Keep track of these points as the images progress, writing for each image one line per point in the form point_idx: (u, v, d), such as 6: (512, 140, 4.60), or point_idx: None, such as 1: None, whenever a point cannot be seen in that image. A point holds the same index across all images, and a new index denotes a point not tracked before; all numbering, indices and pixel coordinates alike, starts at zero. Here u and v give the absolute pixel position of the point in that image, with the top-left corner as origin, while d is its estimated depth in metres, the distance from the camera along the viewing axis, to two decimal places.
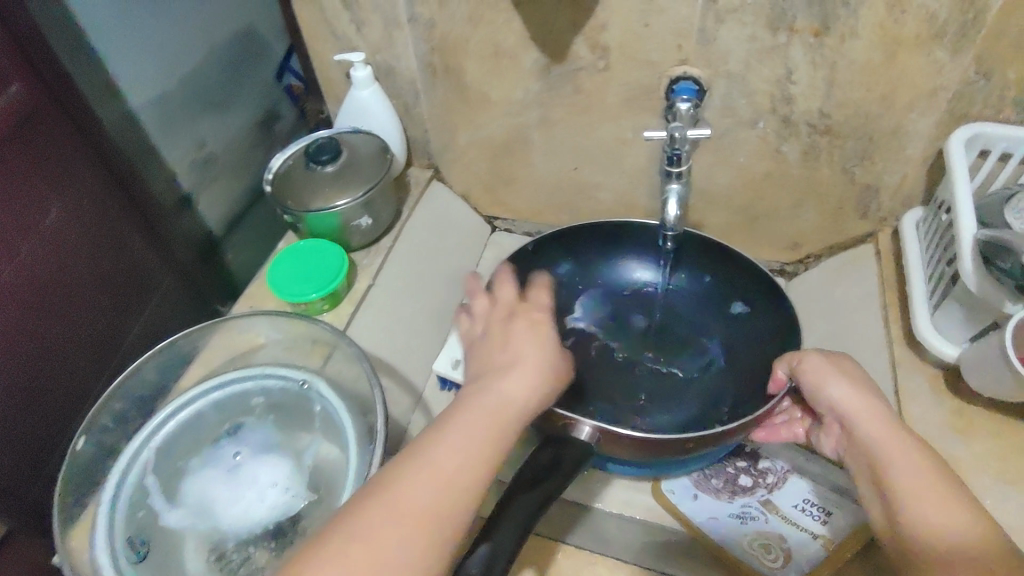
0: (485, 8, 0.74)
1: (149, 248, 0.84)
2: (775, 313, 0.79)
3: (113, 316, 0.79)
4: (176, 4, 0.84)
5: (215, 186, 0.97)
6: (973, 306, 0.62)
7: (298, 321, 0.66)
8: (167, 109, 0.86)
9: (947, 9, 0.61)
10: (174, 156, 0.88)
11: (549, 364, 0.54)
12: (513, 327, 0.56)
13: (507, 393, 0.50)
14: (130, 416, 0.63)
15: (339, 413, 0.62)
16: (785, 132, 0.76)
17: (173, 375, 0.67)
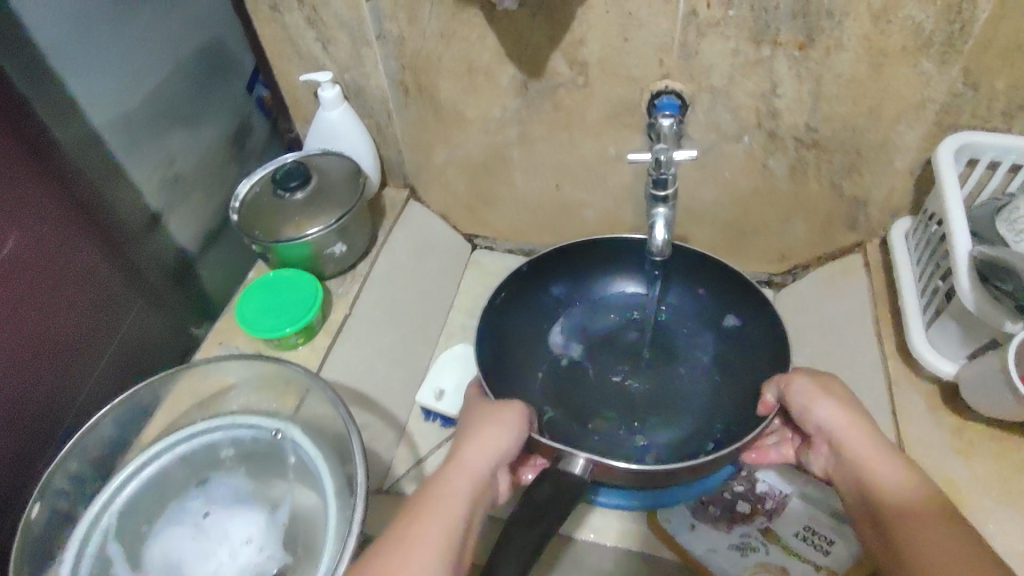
0: (457, 23, 0.70)
1: (116, 274, 0.79)
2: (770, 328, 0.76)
3: (76, 353, 0.74)
4: (137, 16, 0.80)
5: (188, 205, 0.91)
6: (972, 323, 0.61)
7: (269, 364, 0.62)
8: (135, 126, 0.81)
9: (933, 20, 0.60)
10: (141, 174, 0.83)
11: (514, 422, 0.58)
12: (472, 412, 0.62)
13: (469, 463, 0.55)
14: (86, 475, 0.60)
15: (316, 461, 0.59)
16: (771, 147, 0.74)
17: (133, 428, 0.63)
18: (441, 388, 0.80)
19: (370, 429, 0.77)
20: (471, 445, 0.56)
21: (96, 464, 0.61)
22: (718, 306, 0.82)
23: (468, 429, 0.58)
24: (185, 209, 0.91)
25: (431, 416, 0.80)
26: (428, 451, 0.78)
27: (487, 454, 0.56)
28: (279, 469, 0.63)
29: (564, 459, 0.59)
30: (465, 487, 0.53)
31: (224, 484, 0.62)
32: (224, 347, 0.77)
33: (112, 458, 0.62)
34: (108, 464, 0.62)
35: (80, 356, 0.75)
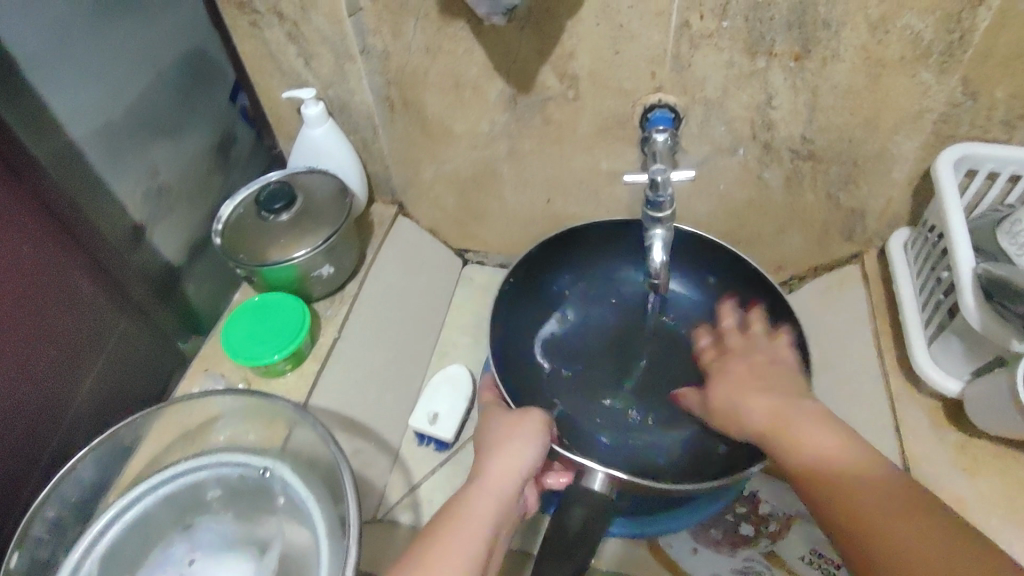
0: (443, 37, 0.68)
1: (98, 291, 0.77)
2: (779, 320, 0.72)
3: (58, 370, 0.73)
4: (117, 26, 0.78)
5: (173, 217, 0.89)
6: (977, 342, 0.59)
7: (255, 398, 0.60)
8: (114, 138, 0.79)
9: (932, 30, 0.58)
10: (124, 188, 0.80)
11: (531, 432, 0.58)
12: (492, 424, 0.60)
13: (494, 476, 0.54)
14: (65, 521, 0.59)
15: (306, 501, 0.58)
16: (766, 158, 0.72)
17: (113, 471, 0.62)
18: (433, 412, 0.78)
19: (361, 455, 0.75)
20: (493, 462, 0.55)
21: (75, 508, 0.59)
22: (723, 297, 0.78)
23: (489, 444, 0.58)
24: (169, 222, 0.89)
25: (425, 440, 0.79)
26: (422, 478, 0.77)
27: (510, 468, 0.54)
28: (268, 505, 0.61)
29: (583, 474, 0.57)
30: (489, 505, 0.52)
31: (210, 531, 0.62)
32: (209, 374, 0.75)
33: (93, 501, 0.61)
34: (87, 509, 0.60)
35: (63, 378, 0.74)
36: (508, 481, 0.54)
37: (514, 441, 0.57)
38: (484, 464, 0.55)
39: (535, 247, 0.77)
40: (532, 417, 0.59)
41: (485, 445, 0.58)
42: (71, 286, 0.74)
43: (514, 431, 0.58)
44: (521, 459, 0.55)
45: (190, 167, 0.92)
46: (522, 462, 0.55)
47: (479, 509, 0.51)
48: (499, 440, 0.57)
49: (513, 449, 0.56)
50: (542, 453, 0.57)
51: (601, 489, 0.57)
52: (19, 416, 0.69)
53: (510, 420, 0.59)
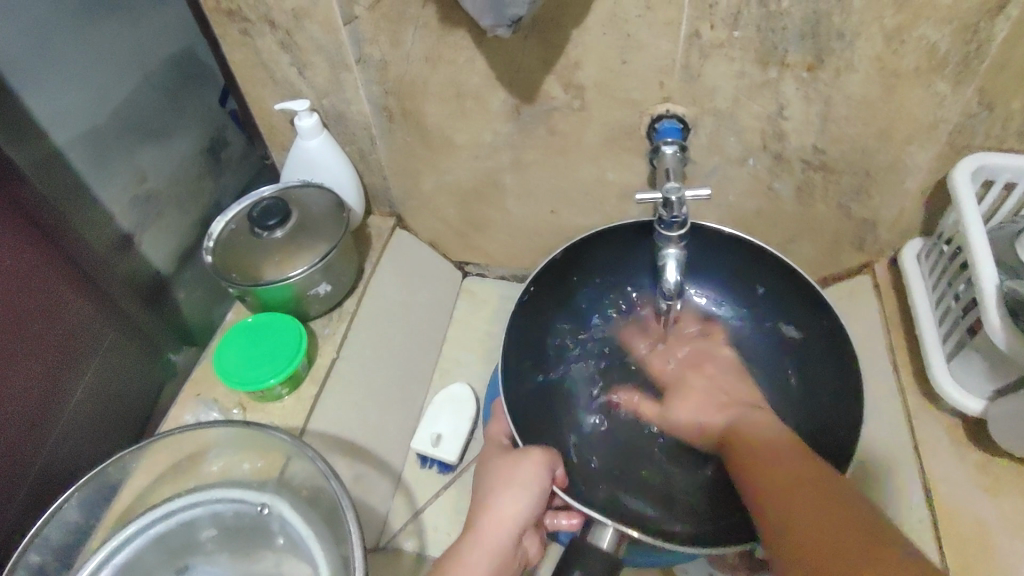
0: (443, 47, 0.65)
1: (87, 299, 0.77)
2: (835, 347, 0.65)
3: (49, 381, 0.72)
4: (100, 35, 0.81)
5: (161, 223, 0.91)
6: (1000, 360, 0.59)
7: (249, 430, 0.58)
8: (99, 143, 0.82)
9: (949, 40, 0.56)
10: (111, 193, 0.83)
11: (532, 476, 0.55)
12: (493, 463, 0.59)
13: (488, 527, 0.54)
14: (48, 567, 0.56)
15: (308, 540, 0.56)
16: (777, 169, 0.71)
17: (99, 511, 0.59)
18: (437, 434, 0.77)
19: (362, 481, 0.72)
20: (489, 512, 0.55)
21: (60, 553, 0.57)
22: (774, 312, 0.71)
23: (487, 486, 0.57)
24: (158, 228, 0.91)
25: (428, 463, 0.77)
26: (426, 502, 0.75)
27: (503, 519, 0.54)
28: (266, 541, 0.59)
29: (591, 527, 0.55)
30: (483, 559, 0.53)
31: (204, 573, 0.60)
32: (201, 400, 0.72)
33: (78, 546, 0.58)
34: (73, 554, 0.57)
35: (51, 396, 0.72)
36: (502, 534, 0.54)
37: (511, 489, 0.55)
38: (479, 516, 0.55)
39: (561, 251, 0.69)
40: (531, 459, 0.56)
41: (483, 489, 0.57)
42: (56, 299, 0.72)
43: (511, 478, 0.56)
44: (516, 511, 0.54)
45: (179, 171, 0.94)
46: (516, 511, 0.55)
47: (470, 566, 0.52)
48: (495, 485, 0.56)
49: (510, 499, 0.55)
50: (540, 499, 0.55)
51: (609, 548, 0.53)
52: (16, 430, 0.68)
53: (505, 464, 0.57)
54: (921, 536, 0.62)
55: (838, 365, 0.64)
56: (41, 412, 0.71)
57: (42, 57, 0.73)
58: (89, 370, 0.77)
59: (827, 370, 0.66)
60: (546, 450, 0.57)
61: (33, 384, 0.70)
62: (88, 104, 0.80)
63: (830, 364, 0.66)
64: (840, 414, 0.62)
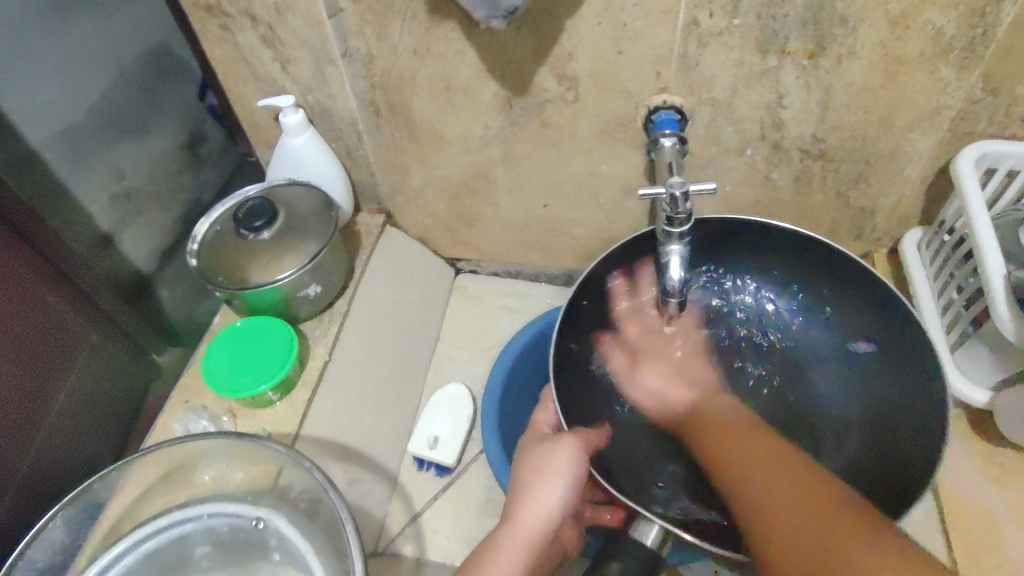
0: (431, 39, 0.63)
1: (69, 303, 0.74)
2: (914, 354, 0.58)
3: (35, 391, 0.69)
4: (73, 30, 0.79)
5: (141, 222, 0.90)
6: (1009, 352, 0.58)
7: (243, 442, 0.56)
8: (76, 142, 0.79)
9: (955, 25, 0.55)
10: (87, 191, 0.81)
11: (566, 466, 0.53)
12: (524, 453, 0.56)
13: (530, 511, 0.51)
14: None
15: (306, 554, 0.55)
16: (775, 159, 0.69)
17: (85, 530, 0.57)
18: (434, 436, 0.76)
19: (358, 484, 0.71)
20: (522, 505, 0.52)
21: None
22: (839, 320, 0.64)
23: (518, 479, 0.54)
24: (137, 228, 0.89)
25: (425, 465, 0.76)
26: (424, 505, 0.74)
27: (538, 513, 0.51)
28: (262, 555, 0.58)
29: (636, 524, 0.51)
30: (521, 552, 0.50)
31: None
32: (190, 407, 0.70)
33: (65, 567, 0.56)
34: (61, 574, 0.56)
35: (37, 401, 0.69)
36: (536, 528, 0.51)
37: (546, 478, 0.52)
38: (515, 502, 0.52)
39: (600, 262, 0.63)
40: (559, 446, 0.53)
41: (515, 480, 0.54)
42: (36, 301, 0.70)
43: (544, 466, 0.53)
44: (550, 504, 0.52)
45: (157, 167, 0.93)
46: (551, 503, 0.52)
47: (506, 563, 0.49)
48: (529, 476, 0.53)
49: (541, 488, 0.52)
50: (576, 488, 0.53)
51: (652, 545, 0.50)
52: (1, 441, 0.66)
53: (538, 452, 0.54)
54: (928, 528, 0.61)
55: (915, 376, 0.57)
56: (26, 420, 0.68)
57: (7, 58, 0.70)
58: (72, 374, 0.74)
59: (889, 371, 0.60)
60: (579, 440, 0.55)
61: (13, 392, 0.67)
62: (64, 100, 0.78)
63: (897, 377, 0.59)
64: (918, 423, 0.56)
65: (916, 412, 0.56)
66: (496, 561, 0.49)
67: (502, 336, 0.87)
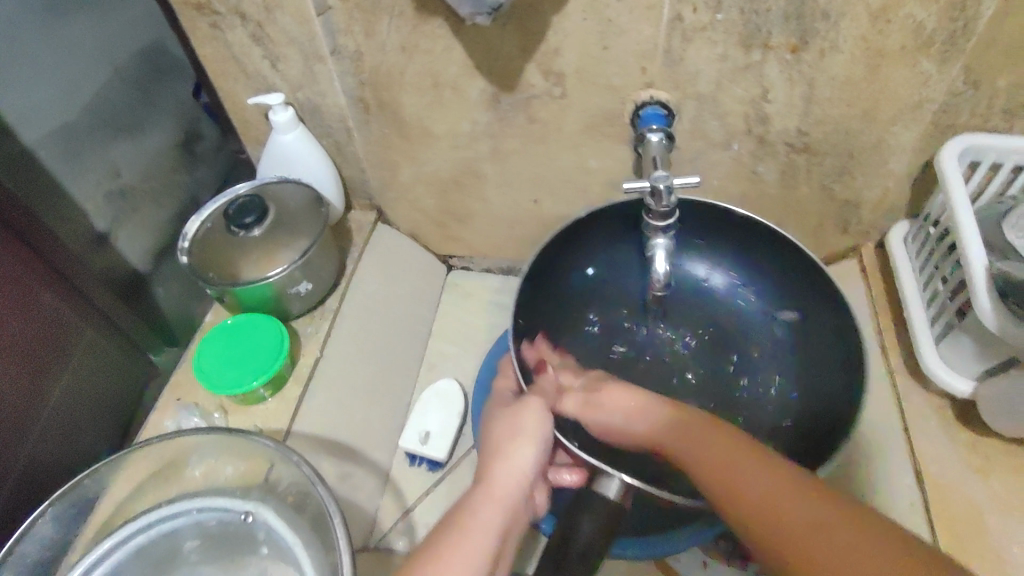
0: (419, 36, 0.63)
1: (64, 303, 0.75)
2: (833, 320, 0.64)
3: (29, 390, 0.70)
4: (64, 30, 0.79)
5: (136, 220, 0.90)
6: (991, 341, 0.58)
7: (233, 437, 0.57)
8: (70, 141, 0.79)
9: (936, 18, 0.55)
10: (81, 191, 0.81)
11: (535, 427, 0.53)
12: (494, 418, 0.56)
13: (502, 473, 0.51)
14: None
15: (295, 548, 0.55)
16: (761, 153, 0.70)
17: (77, 525, 0.58)
18: (425, 431, 0.76)
19: (350, 479, 0.72)
20: (495, 466, 0.51)
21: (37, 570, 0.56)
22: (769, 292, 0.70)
23: (490, 443, 0.53)
24: (132, 227, 0.89)
25: (417, 461, 0.77)
26: (416, 499, 0.74)
27: (512, 474, 0.51)
28: (251, 550, 0.58)
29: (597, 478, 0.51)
30: (497, 513, 0.49)
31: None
32: (183, 404, 0.70)
33: (56, 561, 0.57)
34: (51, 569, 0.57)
35: (27, 400, 0.70)
36: (511, 488, 0.50)
37: (519, 441, 0.52)
38: (488, 465, 0.52)
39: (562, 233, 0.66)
40: (530, 408, 0.54)
41: (485, 446, 0.54)
42: (27, 301, 0.70)
43: (516, 428, 0.53)
44: (523, 463, 0.51)
45: (152, 167, 0.93)
46: (524, 463, 0.52)
47: (482, 523, 0.48)
48: (501, 440, 0.53)
49: (513, 449, 0.52)
50: (545, 452, 0.53)
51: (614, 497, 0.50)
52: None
53: (507, 415, 0.54)
54: (913, 518, 0.62)
55: (836, 340, 0.64)
56: (18, 420, 0.68)
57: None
58: (67, 373, 0.75)
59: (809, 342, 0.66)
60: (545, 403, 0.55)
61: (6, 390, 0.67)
62: (57, 101, 0.78)
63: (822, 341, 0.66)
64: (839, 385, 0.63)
65: (838, 372, 0.63)
66: (471, 523, 0.48)
67: (493, 332, 0.87)
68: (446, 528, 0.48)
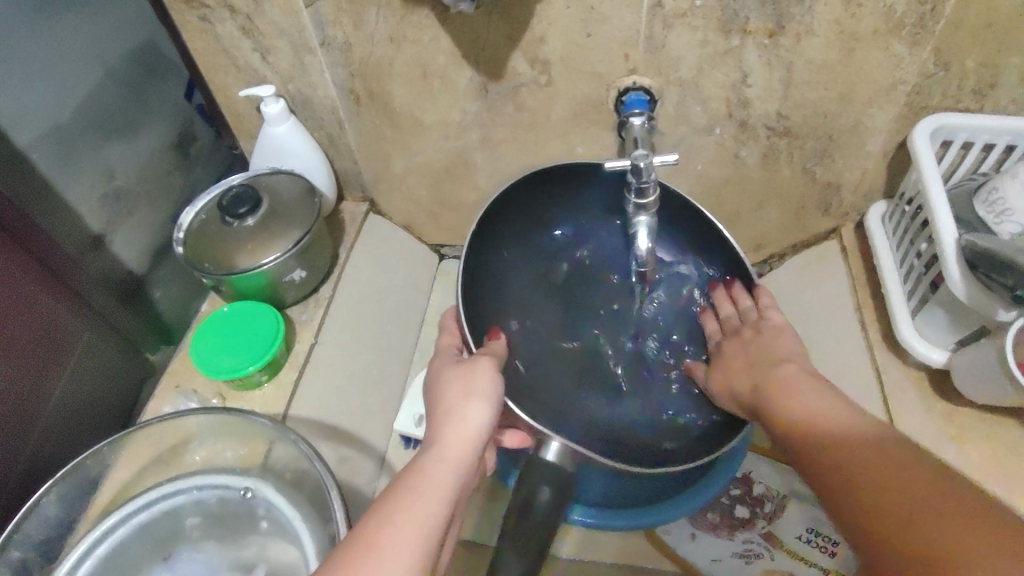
0: (407, 26, 0.65)
1: (60, 300, 0.75)
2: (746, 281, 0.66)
3: (29, 385, 0.71)
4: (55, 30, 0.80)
5: (133, 221, 0.90)
6: (963, 311, 0.61)
7: (231, 417, 0.59)
8: (63, 140, 0.80)
9: (904, 2, 0.57)
10: (78, 192, 0.82)
11: (487, 388, 0.53)
12: (443, 374, 0.55)
13: (460, 429, 0.50)
14: (30, 564, 0.57)
15: (293, 521, 0.56)
16: (743, 137, 0.72)
17: (78, 507, 0.60)
18: (419, 412, 0.77)
19: (348, 463, 0.73)
20: (449, 426, 0.51)
21: (41, 550, 0.57)
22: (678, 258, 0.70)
23: (441, 402, 0.53)
24: (127, 227, 0.89)
25: (410, 444, 0.78)
26: None
27: (465, 435, 0.50)
28: (250, 527, 0.60)
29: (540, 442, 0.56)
30: (450, 471, 0.48)
31: (192, 560, 0.60)
32: (181, 391, 0.72)
33: (60, 541, 0.59)
34: (57, 547, 0.58)
35: (30, 401, 0.71)
36: (463, 448, 0.50)
37: (473, 399, 0.52)
38: (441, 425, 0.51)
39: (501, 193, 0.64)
40: (482, 368, 0.54)
41: (436, 409, 0.53)
42: (27, 301, 0.71)
43: (470, 387, 0.53)
44: (478, 422, 0.51)
45: (147, 167, 0.93)
46: (479, 422, 0.51)
47: (438, 479, 0.47)
48: (455, 399, 0.52)
49: (466, 408, 0.52)
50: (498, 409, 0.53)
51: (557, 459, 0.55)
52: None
53: (460, 374, 0.54)
54: None
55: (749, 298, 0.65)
56: (20, 419, 0.70)
57: None
58: (67, 367, 0.76)
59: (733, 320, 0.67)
60: (494, 360, 0.56)
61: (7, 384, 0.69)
62: (50, 101, 0.78)
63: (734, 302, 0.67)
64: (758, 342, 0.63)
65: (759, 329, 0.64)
66: (429, 476, 0.47)
67: None
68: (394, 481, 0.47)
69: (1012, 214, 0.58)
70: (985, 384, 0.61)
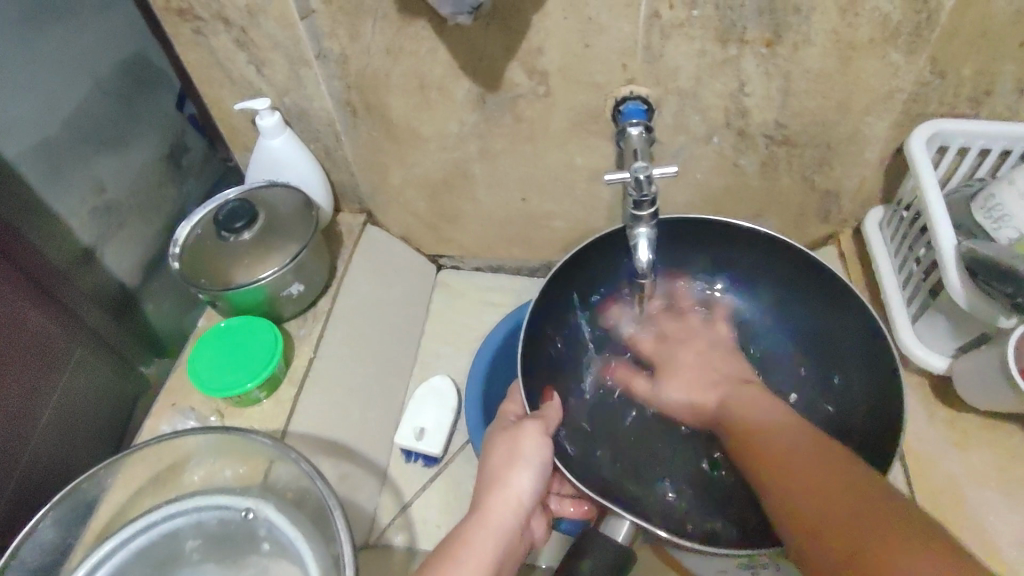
0: (404, 38, 0.64)
1: (51, 319, 0.74)
2: (840, 304, 0.66)
3: (20, 405, 0.70)
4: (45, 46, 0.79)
5: (123, 234, 0.89)
6: (962, 318, 0.61)
7: (229, 436, 0.58)
8: (52, 154, 0.79)
9: (900, 11, 0.57)
10: (66, 204, 0.80)
11: (535, 456, 0.54)
12: (492, 441, 0.57)
13: (504, 497, 0.52)
14: None
15: (296, 541, 0.56)
16: (742, 146, 0.72)
17: (77, 530, 0.59)
18: (420, 426, 0.78)
19: (348, 479, 0.73)
20: (492, 493, 0.53)
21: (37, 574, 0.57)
22: (765, 288, 0.72)
23: (487, 469, 0.55)
24: (119, 241, 0.88)
25: (412, 457, 0.78)
26: (413, 496, 0.76)
27: (508, 503, 0.52)
28: (252, 547, 0.59)
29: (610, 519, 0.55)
30: (490, 543, 0.50)
31: None
32: (178, 409, 0.71)
33: (55, 567, 0.58)
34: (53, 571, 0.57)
35: (20, 422, 0.70)
36: (507, 517, 0.52)
37: (518, 465, 0.54)
38: (483, 493, 0.53)
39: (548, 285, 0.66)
40: (528, 430, 0.55)
41: (482, 472, 0.55)
42: (18, 320, 0.69)
43: (517, 452, 0.54)
44: (523, 488, 0.53)
45: (140, 181, 0.92)
46: (521, 488, 0.53)
47: (477, 553, 0.49)
48: (500, 466, 0.54)
49: (511, 475, 0.53)
50: (544, 476, 0.55)
51: (624, 540, 0.54)
52: None
53: (506, 437, 0.56)
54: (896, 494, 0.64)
55: (842, 315, 0.66)
56: (11, 438, 0.69)
57: None
58: (59, 385, 0.75)
59: (824, 334, 0.68)
60: (543, 423, 0.57)
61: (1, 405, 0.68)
62: (39, 116, 0.77)
63: (832, 318, 0.68)
64: (860, 357, 0.65)
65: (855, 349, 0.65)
66: (468, 550, 0.49)
67: (483, 329, 0.90)
68: (432, 557, 0.50)
69: (1009, 220, 0.59)
70: (988, 389, 0.61)
